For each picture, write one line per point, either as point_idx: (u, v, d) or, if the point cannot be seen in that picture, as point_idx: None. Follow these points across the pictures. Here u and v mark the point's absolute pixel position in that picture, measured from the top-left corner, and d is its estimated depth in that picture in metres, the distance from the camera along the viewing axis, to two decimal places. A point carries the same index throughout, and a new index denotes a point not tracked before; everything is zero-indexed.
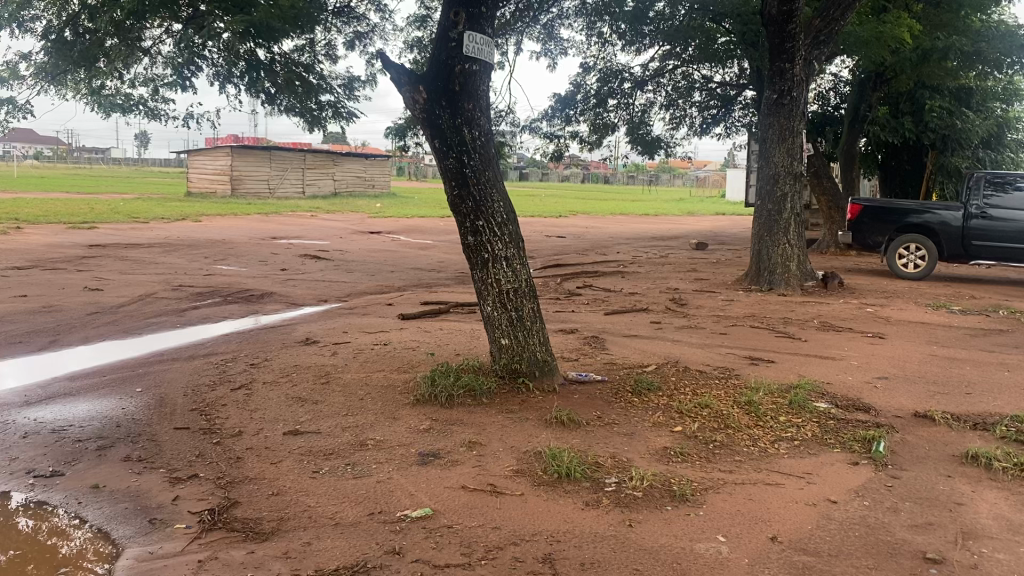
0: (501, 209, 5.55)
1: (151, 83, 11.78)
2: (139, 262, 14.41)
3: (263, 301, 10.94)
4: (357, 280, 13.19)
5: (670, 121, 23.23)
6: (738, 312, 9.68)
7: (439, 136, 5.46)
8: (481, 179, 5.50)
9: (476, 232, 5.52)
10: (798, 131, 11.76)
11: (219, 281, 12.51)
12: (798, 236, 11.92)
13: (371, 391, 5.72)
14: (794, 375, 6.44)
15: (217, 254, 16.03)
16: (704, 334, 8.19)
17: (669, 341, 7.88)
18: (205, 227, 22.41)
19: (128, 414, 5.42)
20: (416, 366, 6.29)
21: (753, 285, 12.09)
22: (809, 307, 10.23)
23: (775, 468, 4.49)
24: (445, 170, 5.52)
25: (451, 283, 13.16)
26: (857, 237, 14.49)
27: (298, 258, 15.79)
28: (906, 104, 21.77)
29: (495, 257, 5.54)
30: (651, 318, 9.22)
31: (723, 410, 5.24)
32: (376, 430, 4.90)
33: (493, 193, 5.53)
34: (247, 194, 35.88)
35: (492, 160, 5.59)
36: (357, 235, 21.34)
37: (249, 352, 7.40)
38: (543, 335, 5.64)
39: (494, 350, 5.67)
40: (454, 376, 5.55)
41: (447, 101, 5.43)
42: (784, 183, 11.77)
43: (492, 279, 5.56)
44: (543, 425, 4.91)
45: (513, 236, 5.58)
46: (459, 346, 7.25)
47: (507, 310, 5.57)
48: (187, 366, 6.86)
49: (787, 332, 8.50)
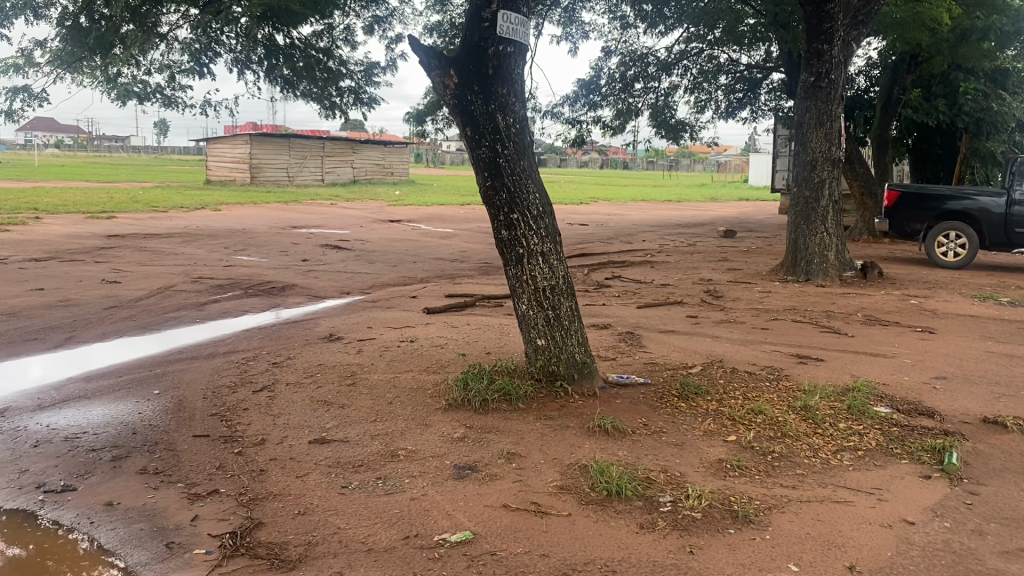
0: (536, 201, 5.20)
1: (169, 71, 11.51)
2: (158, 253, 14.20)
3: (285, 294, 10.66)
4: (380, 271, 12.89)
5: (695, 105, 22.73)
6: (777, 305, 9.29)
7: (470, 123, 5.11)
8: (516, 168, 5.15)
9: (510, 225, 5.17)
10: (836, 115, 11.30)
11: (239, 273, 12.26)
12: (836, 225, 11.48)
13: (400, 394, 5.40)
14: (847, 376, 6.06)
15: (237, 244, 15.80)
16: (744, 330, 7.82)
17: (709, 338, 7.51)
18: (225, 216, 22.22)
19: (146, 419, 5.14)
20: (446, 367, 5.97)
21: (788, 275, 11.68)
22: (850, 299, 9.82)
23: (841, 483, 4.13)
24: (477, 159, 5.18)
25: (475, 274, 12.84)
26: (894, 224, 14.01)
27: (319, 248, 15.52)
28: (940, 87, 21.10)
29: (530, 252, 5.19)
30: (686, 312, 8.86)
31: (778, 416, 4.87)
32: (407, 438, 4.58)
33: (529, 183, 5.18)
34: (267, 182, 35.71)
35: (527, 148, 5.23)
36: (377, 224, 21.07)
37: (272, 349, 7.11)
38: (581, 335, 5.30)
39: (530, 351, 5.34)
40: (488, 379, 5.22)
41: (479, 86, 5.07)
42: (821, 169, 11.31)
43: (527, 276, 5.22)
44: (585, 434, 4.58)
45: (550, 230, 5.24)
46: (490, 344, 6.92)
47: (543, 309, 5.24)
48: (207, 366, 6.58)
49: (831, 327, 8.09)
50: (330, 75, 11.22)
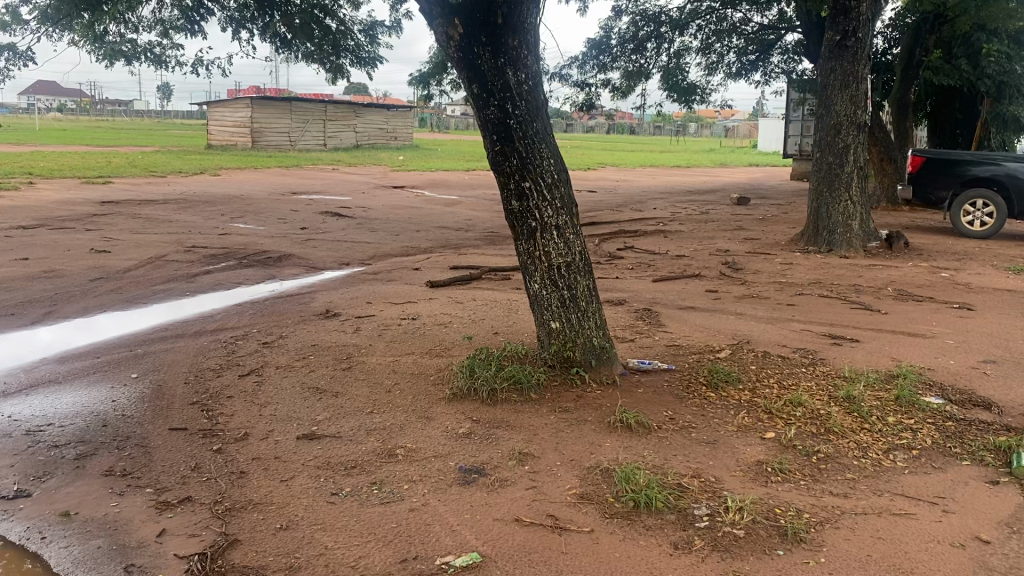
0: (551, 167, 4.68)
1: (161, 28, 10.93)
2: (152, 220, 13.67)
3: (281, 265, 10.15)
4: (381, 240, 12.36)
5: (706, 67, 22.00)
6: (801, 279, 8.75)
7: (478, 81, 4.57)
8: (529, 131, 4.62)
9: (521, 195, 4.66)
10: (863, 76, 10.68)
11: (234, 241, 11.76)
12: (861, 193, 10.91)
13: (400, 381, 4.91)
14: (888, 360, 5.53)
15: (234, 211, 15.26)
16: (769, 307, 7.30)
17: (733, 316, 6.98)
18: (224, 181, 21.65)
19: (119, 408, 4.66)
20: (450, 350, 5.47)
21: (810, 246, 11.14)
22: (877, 272, 9.26)
23: (897, 489, 3.64)
24: (485, 120, 4.64)
25: (480, 244, 12.31)
26: (918, 191, 13.41)
27: (318, 215, 14.98)
28: (962, 49, 20.25)
29: (544, 225, 4.68)
30: (705, 287, 8.32)
31: (820, 409, 4.38)
32: (407, 435, 4.09)
33: (543, 148, 4.65)
34: (268, 147, 35.07)
35: (541, 109, 4.69)
36: (379, 190, 20.52)
37: (263, 327, 6.61)
38: (600, 317, 4.80)
39: (542, 334, 4.84)
40: (497, 365, 4.73)
41: (487, 37, 4.50)
42: (846, 134, 10.71)
43: (540, 252, 4.72)
44: (605, 430, 4.08)
45: (565, 200, 4.72)
46: (497, 324, 6.40)
47: (557, 288, 4.74)
48: (192, 346, 6.08)
49: (862, 304, 7.55)
50: (331, 34, 10.63)
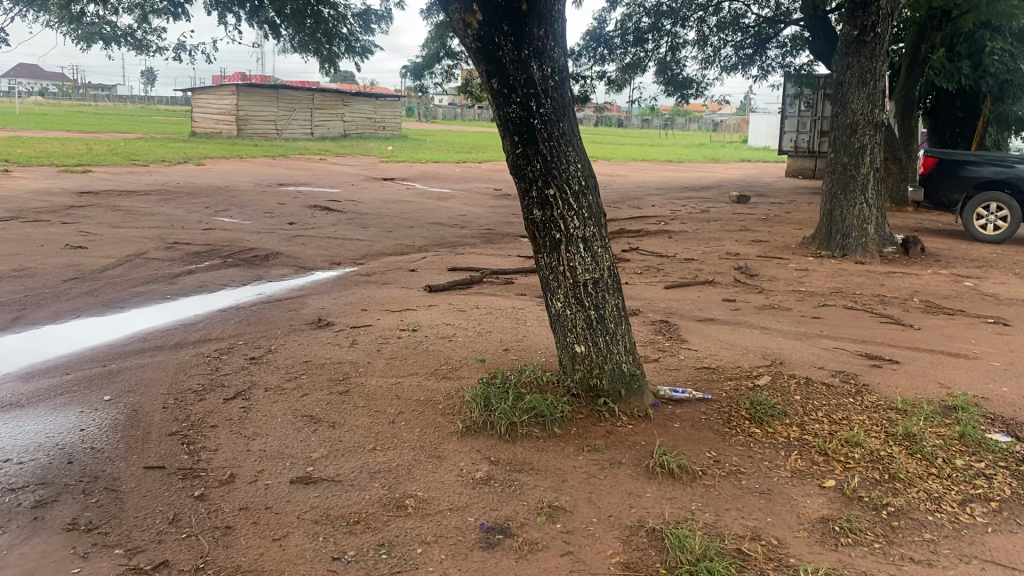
0: (578, 173, 4.17)
1: (141, 10, 10.33)
2: (133, 213, 13.06)
3: (269, 264, 9.58)
4: (373, 237, 11.83)
5: (703, 60, 21.52)
6: (820, 288, 8.28)
7: (500, 75, 4.04)
8: (554, 132, 4.10)
9: (544, 204, 4.15)
10: (881, 73, 10.21)
11: (219, 237, 11.18)
12: (877, 196, 10.45)
13: (405, 408, 4.39)
14: (937, 387, 5.05)
15: (218, 203, 14.66)
16: (793, 321, 6.83)
17: (757, 330, 6.51)
18: (208, 171, 21.02)
19: (87, 440, 4.11)
20: (458, 371, 4.94)
21: (823, 249, 10.69)
22: (898, 281, 8.80)
23: (986, 555, 3.15)
24: (504, 119, 4.12)
25: (477, 242, 11.79)
26: (930, 193, 13.10)
27: (307, 209, 14.41)
28: (963, 46, 19.74)
29: (569, 237, 4.17)
30: (721, 295, 7.85)
31: (880, 451, 3.91)
32: (417, 480, 3.58)
33: (569, 151, 4.14)
34: (254, 135, 34.35)
35: (567, 107, 4.17)
36: (369, 183, 19.95)
37: (250, 339, 6.07)
38: (629, 340, 4.30)
39: (565, 359, 4.34)
40: (514, 394, 4.22)
41: (510, 25, 3.96)
42: (862, 133, 10.27)
43: (564, 267, 4.21)
44: (643, 477, 3.58)
45: (592, 209, 4.21)
46: (506, 338, 5.88)
47: (583, 308, 4.23)
48: (172, 361, 5.53)
49: (891, 317, 7.09)
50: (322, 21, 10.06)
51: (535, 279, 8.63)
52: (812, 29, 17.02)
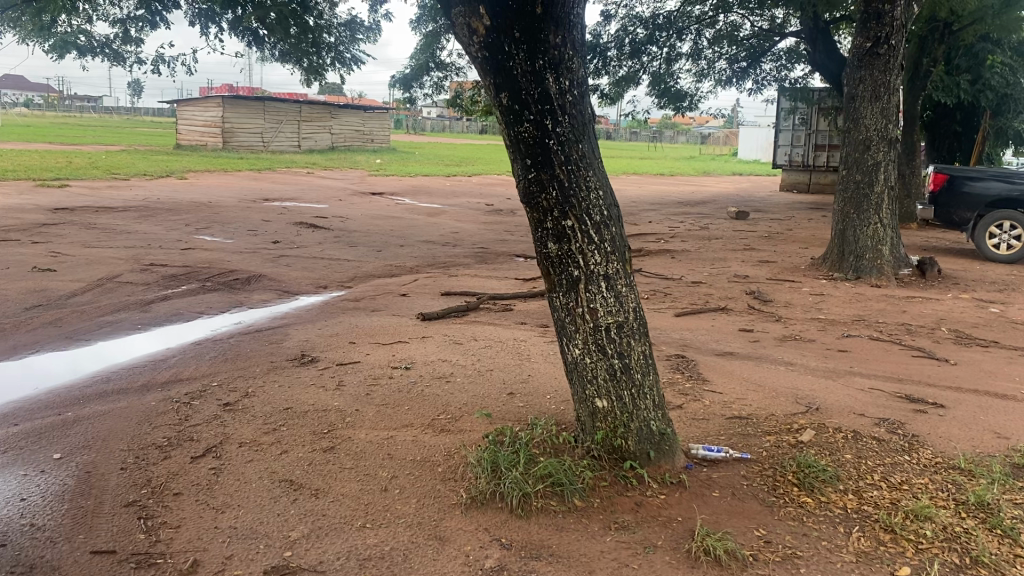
0: (599, 200, 3.63)
1: (117, 20, 9.79)
2: (109, 231, 12.45)
3: (250, 288, 9.00)
4: (361, 257, 11.25)
5: (697, 74, 21.09)
6: (841, 315, 7.76)
7: (509, 89, 3.50)
8: (572, 154, 3.55)
9: (561, 236, 3.60)
10: (895, 87, 9.76)
11: (198, 258, 10.59)
12: (891, 215, 9.96)
13: (399, 471, 3.81)
14: (994, 438, 4.51)
15: (200, 220, 14.07)
16: (819, 357, 6.30)
17: (781, 367, 5.97)
18: (191, 185, 20.41)
19: (25, 514, 3.52)
20: (458, 423, 4.36)
21: (835, 272, 10.16)
22: (921, 307, 8.29)
23: None
24: (515, 139, 3.57)
25: (471, 262, 11.24)
26: (941, 213, 12.52)
27: (292, 227, 13.83)
28: (962, 59, 19.19)
29: (590, 275, 3.62)
30: (736, 325, 7.30)
31: (956, 527, 3.35)
32: (416, 571, 3.01)
33: (590, 176, 3.61)
34: (240, 147, 33.72)
35: (587, 124, 3.63)
36: (357, 198, 19.39)
37: (224, 380, 5.47)
38: (657, 393, 3.74)
39: (585, 415, 3.77)
40: (527, 458, 3.65)
41: (521, 31, 3.41)
42: (876, 150, 9.79)
43: (583, 308, 3.65)
44: (685, 567, 3.02)
45: (615, 241, 3.67)
46: (509, 379, 5.31)
47: (605, 356, 3.67)
48: (135, 407, 4.92)
49: (922, 350, 6.56)
50: (307, 32, 9.58)
51: (535, 305, 8.09)
52: (812, 41, 16.67)
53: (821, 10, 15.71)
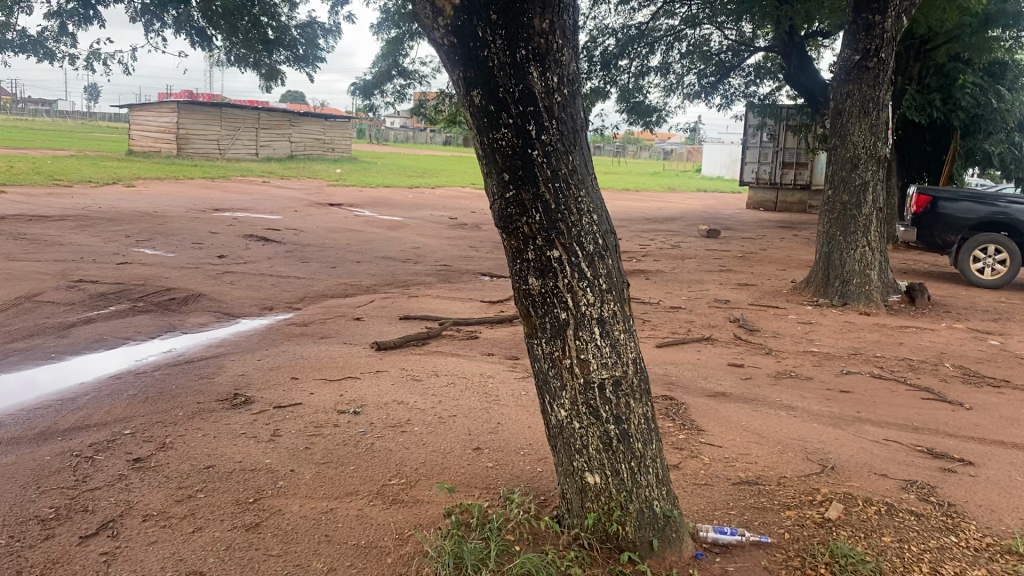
0: (593, 227, 2.92)
1: (52, 13, 8.96)
2: (39, 242, 11.47)
3: (188, 309, 8.16)
4: (314, 274, 10.42)
5: (665, 88, 20.58)
6: (834, 348, 7.14)
7: (484, 85, 2.77)
8: (560, 168, 2.84)
9: (545, 270, 2.88)
10: (885, 102, 9.23)
11: (134, 274, 9.69)
12: (880, 238, 9.41)
13: (338, 563, 3.06)
14: None
15: (142, 232, 13.13)
16: (819, 398, 5.65)
17: (782, 412, 5.29)
18: (139, 194, 19.37)
19: None
20: (413, 494, 3.61)
21: (818, 297, 9.58)
22: (917, 339, 7.71)
23: None
24: (490, 148, 2.85)
25: (433, 281, 10.49)
26: (922, 234, 11.95)
27: (241, 240, 12.95)
28: (934, 78, 19.23)
29: (580, 318, 2.91)
30: (724, 358, 6.63)
31: None
32: None
33: (582, 197, 2.90)
34: (195, 155, 32.58)
35: (579, 131, 2.92)
36: (314, 209, 18.54)
37: (140, 427, 4.65)
38: (660, 466, 3.03)
39: (572, 490, 3.05)
40: (498, 549, 2.93)
41: (500, 12, 2.68)
42: (865, 168, 9.25)
43: (572, 360, 2.93)
44: None
45: (611, 277, 2.96)
46: (475, 428, 4.55)
47: (600, 420, 2.94)
48: (22, 464, 4.07)
49: (931, 391, 5.93)
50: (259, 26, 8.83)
51: (503, 333, 7.37)
52: (787, 56, 16.17)
53: (798, 23, 15.25)
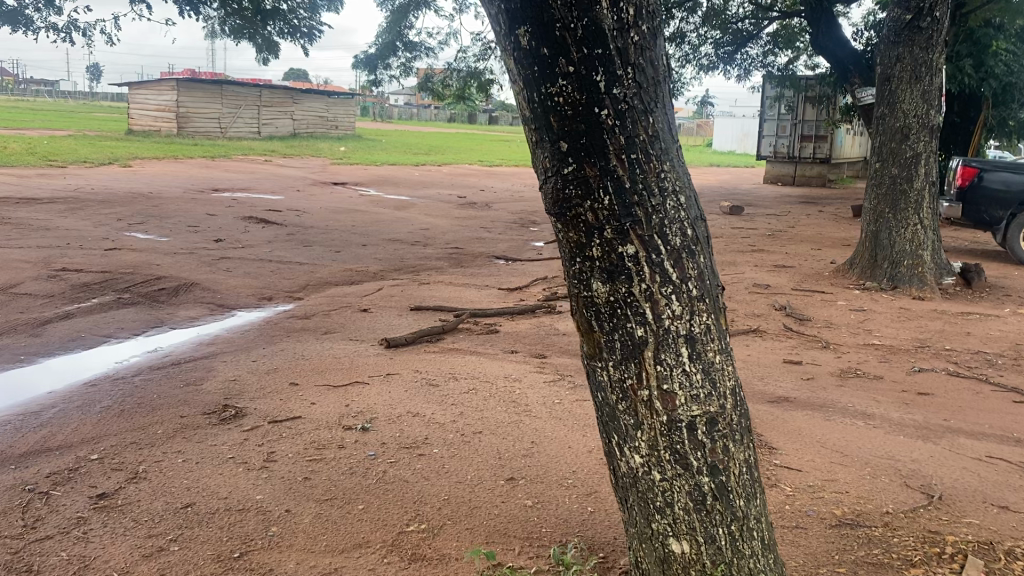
0: (681, 213, 2.17)
1: None
2: (24, 227, 10.77)
3: (178, 300, 7.45)
4: (317, 260, 9.70)
5: (681, 59, 19.64)
6: (898, 340, 6.39)
7: (534, 18, 2.02)
8: (637, 133, 2.09)
9: (614, 272, 2.15)
10: (938, 66, 8.40)
11: (122, 261, 8.98)
12: (931, 215, 8.63)
13: None
14: None
15: (135, 214, 12.41)
16: (897, 403, 4.91)
17: (858, 421, 4.56)
18: (136, 174, 18.62)
19: None
20: (439, 550, 2.89)
21: (864, 279, 8.83)
22: (984, 327, 6.95)
23: None
24: (543, 107, 2.10)
25: (445, 266, 9.74)
26: (969, 210, 11.09)
27: (240, 222, 12.21)
28: (964, 45, 17.64)
29: (664, 338, 2.17)
30: (778, 354, 5.88)
31: None
32: None
33: (665, 172, 2.15)
34: (196, 134, 31.78)
35: (662, 83, 2.17)
36: (317, 188, 17.79)
37: (111, 449, 3.94)
38: (764, 527, 2.33)
39: (652, 558, 2.35)
40: None
41: None
42: (916, 139, 8.45)
43: (653, 391, 2.20)
44: None
45: (705, 280, 2.22)
46: (506, 450, 3.83)
47: (691, 471, 2.22)
48: None
49: (1021, 391, 5.18)
50: None
51: (525, 325, 6.63)
52: (814, 22, 15.07)
53: None
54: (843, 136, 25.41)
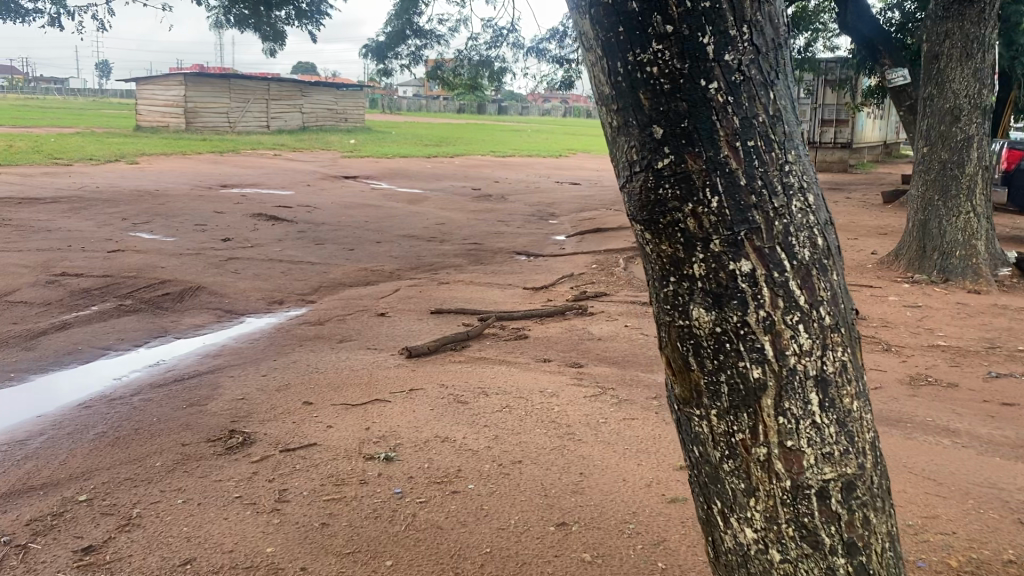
0: (809, 217, 1.66)
1: None
2: (25, 228, 10.34)
3: (183, 306, 6.98)
4: (329, 259, 9.22)
5: None
6: (964, 340, 5.84)
7: None
8: (754, 112, 1.58)
9: (725, 298, 1.63)
10: (991, 42, 7.78)
11: (125, 263, 8.52)
12: (984, 202, 8.05)
13: None
14: None
15: (141, 213, 11.96)
16: (982, 417, 4.36)
17: (944, 440, 4.03)
18: (143, 171, 18.20)
19: None
20: None
21: (912, 271, 8.28)
22: None
23: None
24: (631, 80, 1.59)
25: (464, 263, 9.24)
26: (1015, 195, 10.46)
27: (248, 219, 11.74)
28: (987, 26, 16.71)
29: (789, 382, 1.66)
30: None
31: None
32: None
33: (790, 166, 1.64)
34: (204, 129, 31.33)
35: (783, 48, 1.65)
36: (328, 182, 17.29)
37: (101, 488, 3.46)
38: None
39: None
40: None
41: None
42: (967, 120, 7.87)
43: (774, 448, 1.69)
44: None
45: (838, 305, 1.71)
46: (553, 485, 3.33)
47: (822, 548, 1.73)
48: None
49: None
50: None
51: (555, 329, 6.12)
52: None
53: None
54: (864, 120, 24.74)
